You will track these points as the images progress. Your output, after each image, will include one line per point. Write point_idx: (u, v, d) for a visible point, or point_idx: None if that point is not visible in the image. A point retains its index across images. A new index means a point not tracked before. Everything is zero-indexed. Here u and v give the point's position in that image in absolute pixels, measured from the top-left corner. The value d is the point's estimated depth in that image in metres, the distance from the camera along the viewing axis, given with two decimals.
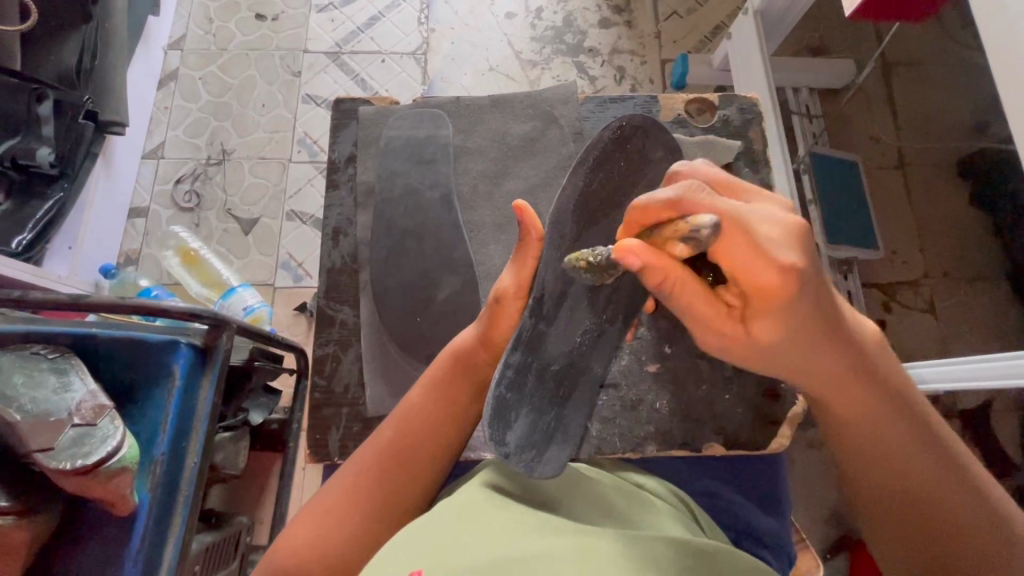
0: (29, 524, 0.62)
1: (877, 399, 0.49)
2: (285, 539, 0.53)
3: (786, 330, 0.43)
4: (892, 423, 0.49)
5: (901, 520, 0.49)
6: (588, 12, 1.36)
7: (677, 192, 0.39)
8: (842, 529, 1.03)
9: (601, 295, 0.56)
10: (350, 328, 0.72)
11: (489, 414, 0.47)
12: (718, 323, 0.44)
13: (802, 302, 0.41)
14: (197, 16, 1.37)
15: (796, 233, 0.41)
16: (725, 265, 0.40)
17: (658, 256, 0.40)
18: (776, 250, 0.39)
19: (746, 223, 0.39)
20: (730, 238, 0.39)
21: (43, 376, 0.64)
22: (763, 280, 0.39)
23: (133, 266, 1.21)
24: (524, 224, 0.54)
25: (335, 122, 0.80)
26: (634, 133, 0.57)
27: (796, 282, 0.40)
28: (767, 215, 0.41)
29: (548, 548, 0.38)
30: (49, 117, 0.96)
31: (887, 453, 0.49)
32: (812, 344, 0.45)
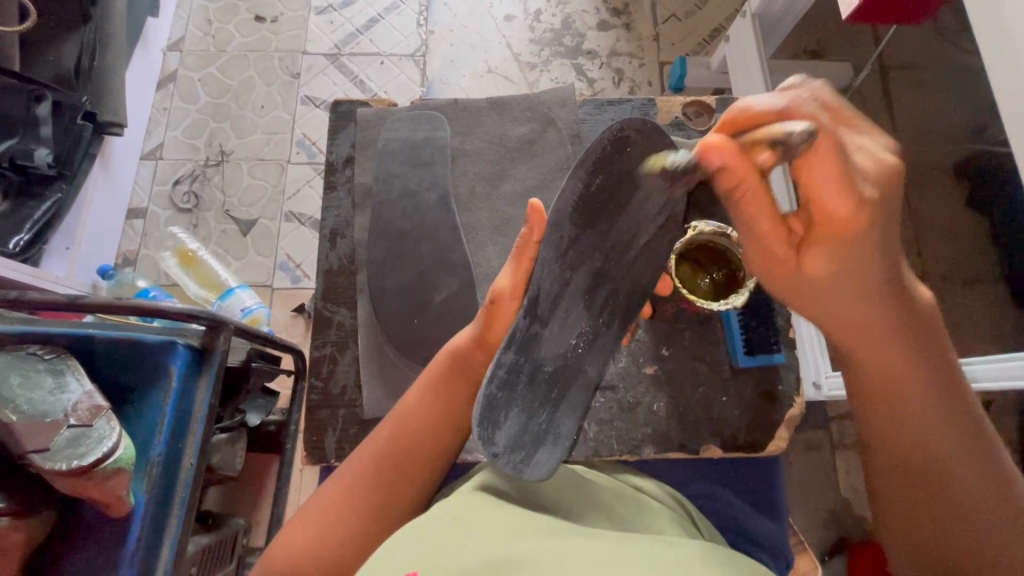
0: (24, 525, 0.61)
1: (915, 355, 0.45)
2: (282, 539, 0.53)
3: (847, 265, 0.42)
4: (924, 383, 0.45)
5: (908, 480, 0.47)
6: (586, 14, 1.37)
7: (786, 102, 0.40)
8: (840, 532, 1.03)
9: (597, 294, 0.58)
10: (347, 330, 0.72)
11: (479, 411, 0.48)
12: (779, 252, 0.44)
13: (874, 235, 0.40)
14: (196, 18, 1.37)
15: (891, 173, 0.40)
16: (802, 184, 0.39)
17: (738, 159, 0.39)
18: (872, 168, 0.39)
19: (839, 140, 0.38)
20: (818, 155, 0.38)
21: (40, 377, 0.64)
22: (834, 204, 0.39)
23: (130, 267, 1.20)
24: (529, 227, 0.56)
25: (333, 124, 0.80)
26: (636, 137, 0.55)
27: (869, 218, 0.39)
28: (866, 145, 0.40)
29: (545, 549, 0.38)
30: (49, 117, 0.95)
31: (913, 413, 0.46)
32: (859, 290, 0.43)
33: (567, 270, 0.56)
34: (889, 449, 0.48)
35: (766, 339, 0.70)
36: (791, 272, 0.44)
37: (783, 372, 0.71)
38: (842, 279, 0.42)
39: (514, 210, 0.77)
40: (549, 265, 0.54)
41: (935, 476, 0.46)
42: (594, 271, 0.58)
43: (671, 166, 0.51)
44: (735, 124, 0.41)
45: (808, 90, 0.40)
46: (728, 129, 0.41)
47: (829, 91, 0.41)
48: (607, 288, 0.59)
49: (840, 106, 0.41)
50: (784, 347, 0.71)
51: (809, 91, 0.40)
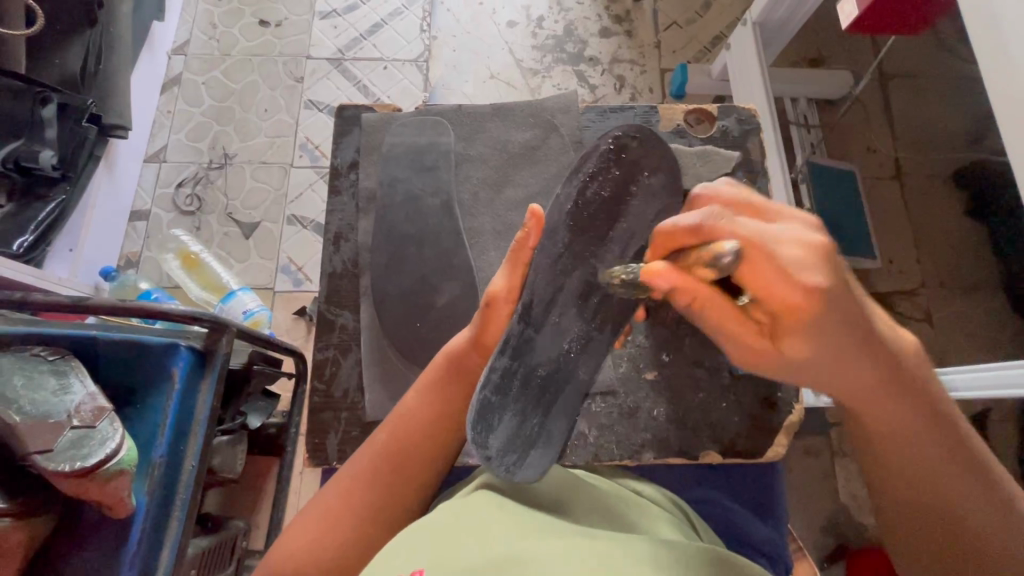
0: (25, 526, 0.62)
1: (893, 399, 0.48)
2: (283, 541, 0.54)
3: (819, 344, 0.43)
4: (914, 420, 0.49)
5: (913, 521, 0.51)
6: (588, 21, 1.38)
7: (701, 219, 0.40)
8: (839, 538, 1.03)
9: (592, 300, 0.57)
10: (350, 333, 0.73)
11: (473, 413, 0.50)
12: (755, 343, 0.45)
13: (825, 315, 0.41)
14: (201, 22, 1.38)
15: (825, 253, 0.41)
16: (753, 291, 0.41)
17: (683, 278, 0.41)
18: (798, 260, 0.40)
19: (769, 241, 0.40)
20: (754, 264, 0.40)
21: (43, 378, 0.64)
22: (783, 295, 0.40)
23: (133, 269, 1.21)
24: (527, 231, 0.54)
25: (338, 129, 0.80)
26: (632, 145, 0.57)
27: (819, 302, 0.40)
28: (791, 229, 0.41)
29: (550, 551, 0.38)
30: (53, 119, 0.96)
31: (911, 452, 0.49)
32: (841, 356, 0.45)
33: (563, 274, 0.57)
34: (892, 483, 0.51)
35: None
36: (771, 357, 0.46)
37: (783, 379, 0.71)
38: (819, 355, 0.44)
39: (516, 215, 0.77)
40: (545, 269, 0.56)
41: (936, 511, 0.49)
42: (589, 278, 0.57)
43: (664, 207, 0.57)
44: (670, 244, 0.42)
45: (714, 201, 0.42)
46: (664, 253, 0.43)
47: (734, 195, 0.44)
48: (602, 293, 0.57)
49: (750, 204, 0.43)
50: None
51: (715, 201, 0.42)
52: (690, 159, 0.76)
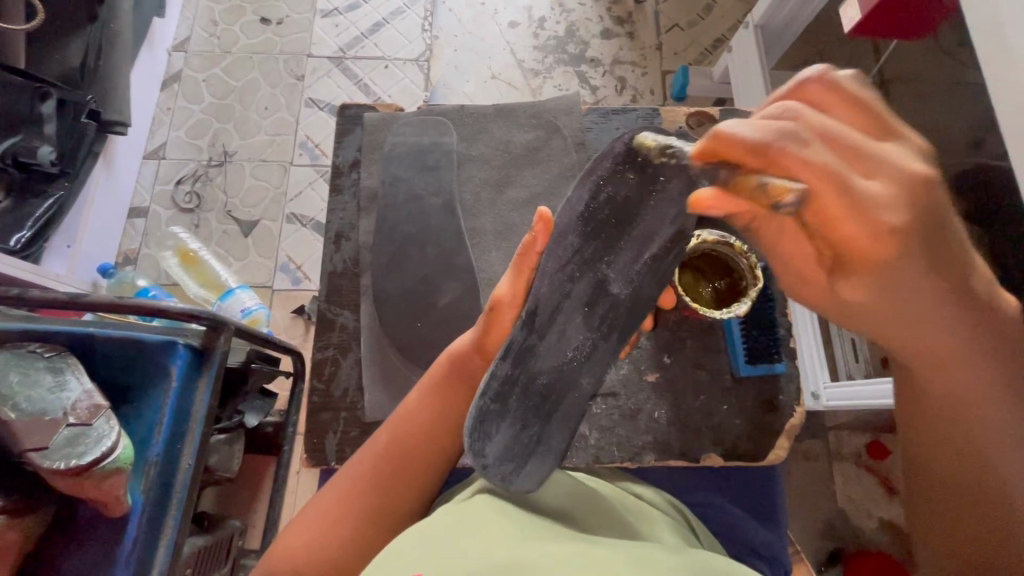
0: (19, 525, 0.61)
1: (968, 363, 0.44)
2: (282, 543, 0.53)
3: (881, 286, 0.42)
4: (986, 390, 0.45)
5: (941, 473, 0.47)
6: (590, 23, 1.38)
7: (762, 138, 0.40)
8: (835, 542, 1.03)
9: (596, 308, 0.56)
10: (350, 333, 0.72)
11: (470, 420, 0.50)
12: (809, 269, 0.46)
13: (905, 253, 0.40)
14: (202, 19, 1.38)
15: (912, 187, 0.40)
16: (817, 217, 0.41)
17: (732, 200, 0.44)
18: (874, 195, 0.39)
19: (841, 174, 0.39)
20: (827, 195, 0.40)
21: (39, 375, 0.63)
22: (853, 225, 0.40)
23: (131, 266, 1.20)
24: (533, 235, 0.55)
25: (340, 127, 0.80)
26: (648, 147, 0.57)
27: (892, 240, 0.40)
28: (887, 157, 0.40)
29: (553, 557, 0.38)
30: (52, 116, 0.96)
31: (969, 418, 0.45)
32: (909, 308, 0.43)
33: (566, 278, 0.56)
34: (930, 443, 0.48)
35: (769, 349, 0.71)
36: (829, 292, 0.45)
37: (784, 382, 0.71)
38: (881, 296, 0.43)
39: (517, 216, 0.77)
40: (550, 272, 0.55)
41: (972, 470, 0.45)
42: (596, 285, 0.56)
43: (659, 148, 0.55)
44: (721, 151, 0.42)
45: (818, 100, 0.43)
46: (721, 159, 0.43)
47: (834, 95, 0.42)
48: (608, 299, 0.57)
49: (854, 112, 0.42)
50: (785, 357, 0.72)
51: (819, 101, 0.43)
52: None
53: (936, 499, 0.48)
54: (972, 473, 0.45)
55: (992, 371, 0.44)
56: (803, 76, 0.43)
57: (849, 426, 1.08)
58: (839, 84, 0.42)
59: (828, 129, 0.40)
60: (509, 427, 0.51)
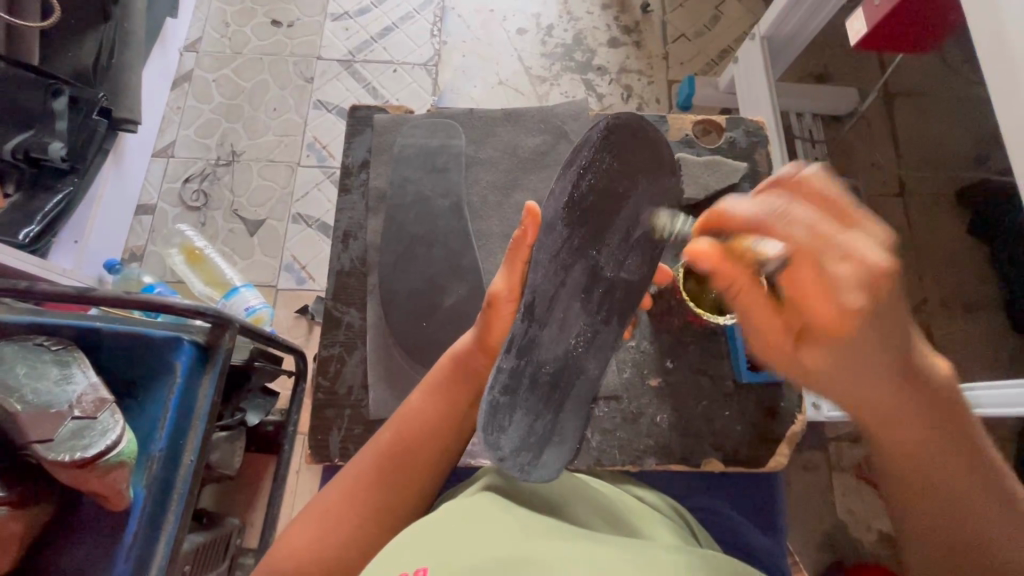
0: (22, 516, 0.61)
1: (942, 444, 0.44)
2: (285, 540, 0.54)
3: (843, 366, 0.42)
4: (949, 466, 0.44)
5: (929, 546, 0.46)
6: (598, 31, 1.39)
7: (761, 213, 0.40)
8: (835, 554, 1.03)
9: (592, 293, 0.58)
10: (356, 331, 0.73)
11: (482, 420, 0.49)
12: (777, 340, 0.45)
13: (870, 338, 0.40)
14: (214, 20, 1.39)
15: (881, 275, 0.38)
16: (791, 289, 0.41)
17: (722, 261, 0.45)
18: (851, 278, 0.38)
19: (822, 248, 0.39)
20: (799, 267, 0.39)
21: (47, 367, 0.64)
22: (829, 309, 0.39)
23: (137, 263, 1.21)
24: (523, 228, 0.54)
25: (350, 128, 0.81)
26: (622, 130, 0.56)
27: (860, 323, 0.39)
28: (857, 240, 0.39)
29: (558, 553, 0.38)
30: (64, 112, 0.96)
31: (943, 493, 0.45)
32: (871, 388, 0.43)
33: (559, 272, 0.55)
34: (914, 517, 0.47)
35: None
36: (790, 359, 0.45)
37: (786, 389, 0.72)
38: (840, 372, 0.43)
39: None
40: (543, 265, 0.54)
41: (956, 544, 0.45)
42: (591, 273, 0.58)
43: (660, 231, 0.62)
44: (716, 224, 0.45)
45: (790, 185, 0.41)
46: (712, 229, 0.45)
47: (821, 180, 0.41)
48: (601, 287, 0.59)
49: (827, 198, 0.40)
50: None
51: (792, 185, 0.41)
52: (698, 168, 0.76)
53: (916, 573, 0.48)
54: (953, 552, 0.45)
55: (954, 454, 0.45)
56: (779, 171, 0.43)
57: (849, 437, 1.08)
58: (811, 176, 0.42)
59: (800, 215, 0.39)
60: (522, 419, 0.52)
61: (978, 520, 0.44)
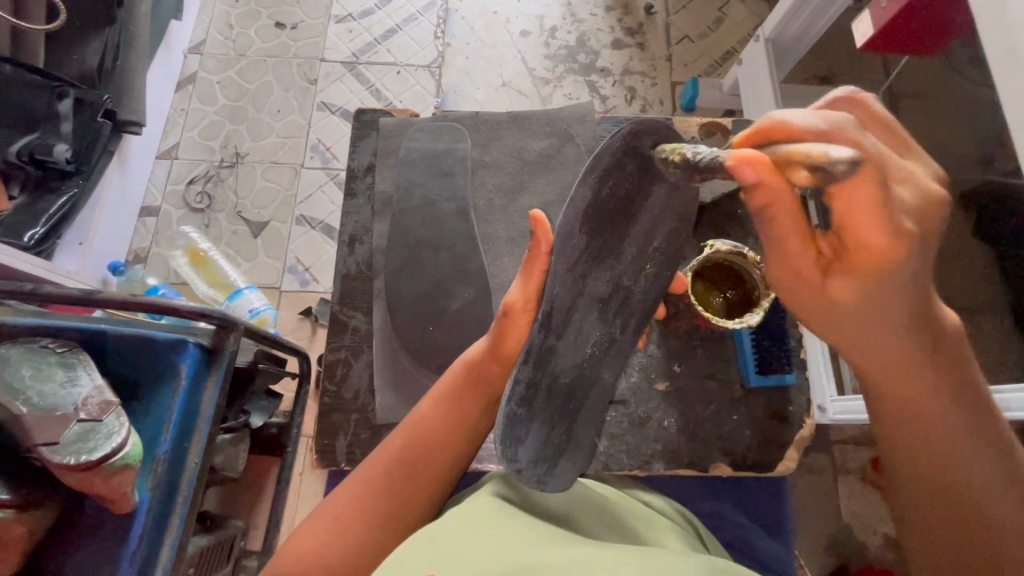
0: (27, 519, 0.61)
1: (942, 395, 0.46)
2: (293, 543, 0.54)
3: (873, 291, 0.41)
4: (931, 400, 0.47)
5: (925, 479, 0.48)
6: (601, 32, 1.39)
7: (828, 123, 0.37)
8: (840, 558, 1.02)
9: (607, 303, 0.58)
10: (362, 335, 0.73)
11: (500, 430, 0.48)
12: (807, 273, 0.43)
13: (909, 268, 0.40)
14: (218, 22, 1.40)
15: (930, 200, 0.41)
16: (841, 213, 0.37)
17: (773, 175, 0.37)
18: (912, 204, 0.40)
19: (882, 167, 0.36)
20: (858, 184, 0.35)
21: (52, 370, 0.64)
22: (884, 242, 0.38)
23: (141, 264, 1.21)
24: (536, 238, 0.55)
25: (356, 132, 0.81)
26: (646, 135, 0.53)
27: (908, 248, 0.39)
28: (908, 171, 0.41)
29: (567, 558, 0.38)
30: (69, 114, 0.97)
31: (930, 432, 0.47)
32: (887, 326, 0.44)
33: (578, 286, 0.55)
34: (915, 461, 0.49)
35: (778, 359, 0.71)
36: (817, 290, 0.43)
37: (794, 394, 0.71)
38: (863, 305, 0.43)
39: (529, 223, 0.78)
40: (561, 274, 0.54)
41: (947, 475, 0.47)
42: (612, 282, 0.58)
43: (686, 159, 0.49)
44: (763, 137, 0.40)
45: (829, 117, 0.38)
46: (757, 144, 0.40)
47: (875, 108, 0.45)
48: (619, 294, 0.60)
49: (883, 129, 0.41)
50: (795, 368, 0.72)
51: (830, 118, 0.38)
52: None
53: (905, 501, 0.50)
54: (935, 474, 0.48)
55: (951, 404, 0.46)
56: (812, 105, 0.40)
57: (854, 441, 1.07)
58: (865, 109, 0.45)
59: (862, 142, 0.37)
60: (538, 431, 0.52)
61: (960, 452, 0.47)
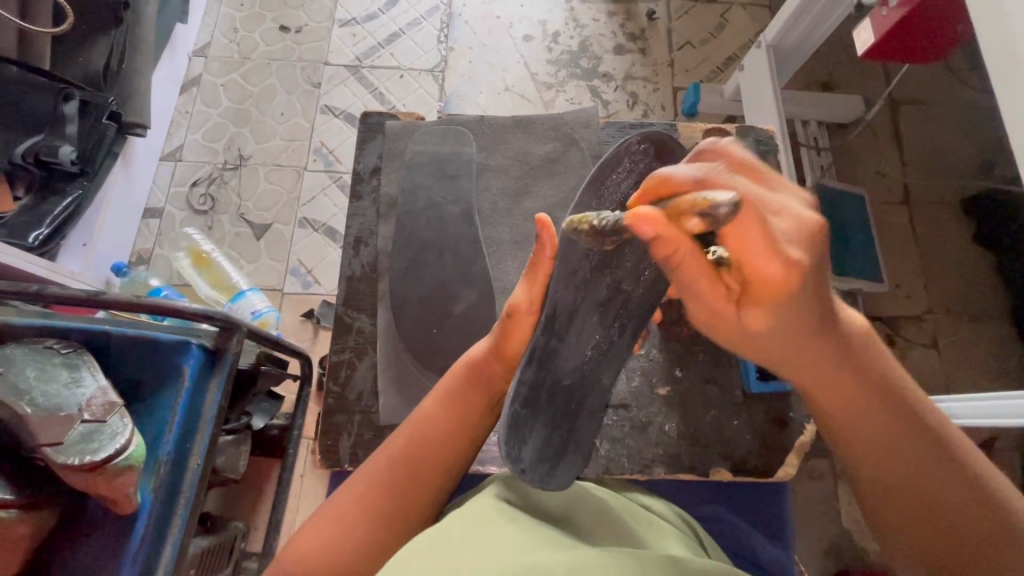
0: (30, 518, 0.61)
1: (877, 399, 0.47)
2: (298, 541, 0.54)
3: (778, 318, 0.41)
4: (879, 423, 0.47)
5: (903, 510, 0.48)
6: (604, 38, 1.40)
7: (702, 173, 0.39)
8: (840, 563, 1.02)
9: (610, 307, 0.58)
10: (366, 337, 0.73)
11: (503, 431, 0.55)
12: (720, 307, 0.42)
13: (803, 295, 0.40)
14: (223, 25, 1.41)
15: (811, 230, 0.39)
16: (733, 253, 0.38)
17: (669, 226, 0.37)
18: (791, 232, 0.38)
19: (765, 204, 0.37)
20: (744, 224, 0.36)
21: (55, 370, 0.64)
22: (774, 270, 0.38)
23: (144, 266, 1.22)
24: (540, 240, 0.55)
25: (361, 135, 0.81)
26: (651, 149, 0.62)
27: (804, 278, 0.38)
28: (786, 199, 0.40)
29: (568, 561, 0.38)
30: (74, 116, 0.96)
31: (885, 446, 0.48)
32: (798, 343, 0.44)
33: (580, 291, 0.55)
34: (876, 482, 0.49)
35: None
36: (733, 325, 0.43)
37: (796, 399, 0.71)
38: (777, 329, 0.42)
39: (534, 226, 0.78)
40: (563, 277, 0.55)
41: (920, 498, 0.47)
42: (613, 286, 0.57)
43: (600, 222, 0.49)
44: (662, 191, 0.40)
45: (721, 157, 0.42)
46: (659, 196, 0.39)
47: (736, 152, 0.42)
48: (625, 300, 0.60)
49: (751, 167, 0.42)
50: None
51: (722, 157, 0.42)
52: None
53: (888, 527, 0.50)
54: (891, 483, 0.48)
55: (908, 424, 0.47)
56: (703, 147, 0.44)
57: None
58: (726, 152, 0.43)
59: (738, 184, 0.39)
60: (541, 431, 0.56)
61: (925, 470, 0.47)
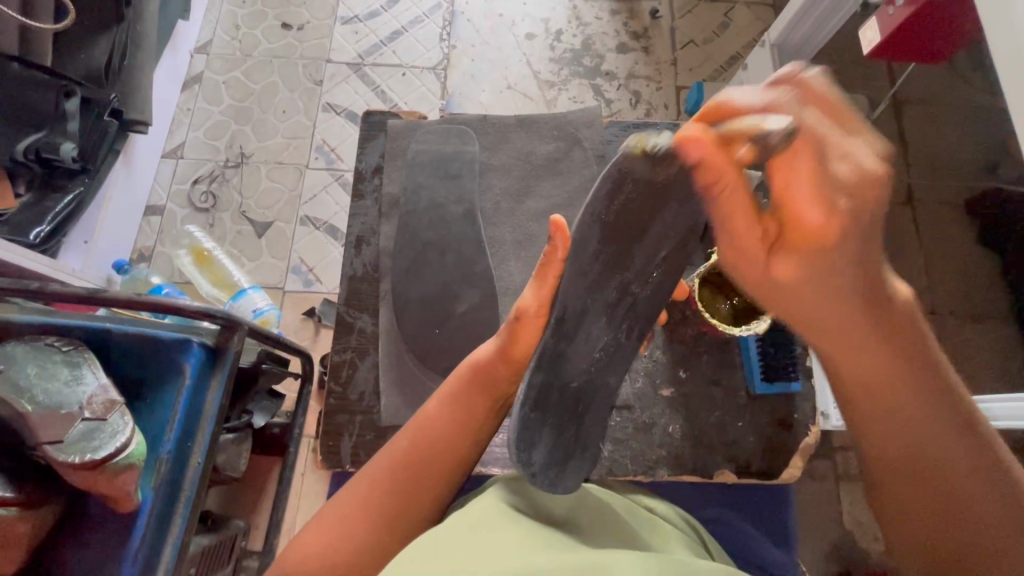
0: (31, 516, 0.61)
1: (909, 372, 0.46)
2: (303, 541, 0.54)
3: (811, 270, 0.44)
4: (906, 395, 0.47)
5: (914, 490, 0.48)
6: (607, 36, 1.39)
7: (768, 100, 0.42)
8: (842, 564, 1.02)
9: (618, 309, 0.59)
10: (368, 337, 0.73)
11: (513, 433, 0.50)
12: (752, 247, 0.45)
13: (842, 247, 0.42)
14: (224, 22, 1.40)
15: (869, 178, 0.40)
16: (778, 190, 0.42)
17: (717, 151, 0.42)
18: (850, 179, 0.40)
19: (823, 138, 0.41)
20: (796, 155, 0.40)
21: (56, 368, 0.64)
22: (810, 209, 0.41)
23: (145, 263, 1.22)
24: (554, 244, 0.53)
25: (364, 134, 0.81)
26: None
27: (841, 224, 0.41)
28: (854, 144, 0.41)
29: (568, 564, 0.38)
30: (75, 113, 0.96)
31: (904, 420, 0.47)
32: (826, 299, 0.45)
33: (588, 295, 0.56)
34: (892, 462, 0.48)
35: (786, 367, 0.70)
36: (763, 273, 0.46)
37: (799, 402, 0.71)
38: (809, 277, 0.44)
39: (537, 227, 0.78)
40: (575, 277, 0.55)
41: (936, 475, 0.47)
42: (621, 288, 0.58)
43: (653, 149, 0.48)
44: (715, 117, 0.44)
45: (794, 85, 0.43)
46: (708, 121, 0.44)
47: (821, 81, 0.42)
48: (627, 303, 0.60)
49: (832, 100, 0.42)
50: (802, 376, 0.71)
51: (796, 85, 0.43)
52: None
53: (898, 511, 0.49)
54: (908, 460, 0.48)
55: (933, 402, 0.47)
56: (779, 76, 0.43)
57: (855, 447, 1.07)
58: (807, 82, 0.42)
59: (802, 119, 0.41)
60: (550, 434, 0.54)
61: (945, 449, 0.47)
